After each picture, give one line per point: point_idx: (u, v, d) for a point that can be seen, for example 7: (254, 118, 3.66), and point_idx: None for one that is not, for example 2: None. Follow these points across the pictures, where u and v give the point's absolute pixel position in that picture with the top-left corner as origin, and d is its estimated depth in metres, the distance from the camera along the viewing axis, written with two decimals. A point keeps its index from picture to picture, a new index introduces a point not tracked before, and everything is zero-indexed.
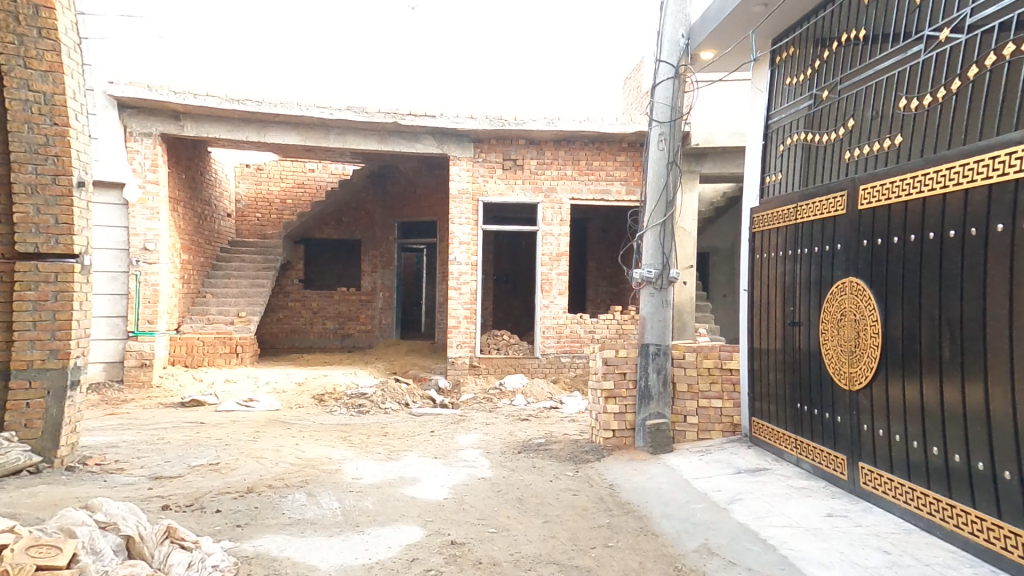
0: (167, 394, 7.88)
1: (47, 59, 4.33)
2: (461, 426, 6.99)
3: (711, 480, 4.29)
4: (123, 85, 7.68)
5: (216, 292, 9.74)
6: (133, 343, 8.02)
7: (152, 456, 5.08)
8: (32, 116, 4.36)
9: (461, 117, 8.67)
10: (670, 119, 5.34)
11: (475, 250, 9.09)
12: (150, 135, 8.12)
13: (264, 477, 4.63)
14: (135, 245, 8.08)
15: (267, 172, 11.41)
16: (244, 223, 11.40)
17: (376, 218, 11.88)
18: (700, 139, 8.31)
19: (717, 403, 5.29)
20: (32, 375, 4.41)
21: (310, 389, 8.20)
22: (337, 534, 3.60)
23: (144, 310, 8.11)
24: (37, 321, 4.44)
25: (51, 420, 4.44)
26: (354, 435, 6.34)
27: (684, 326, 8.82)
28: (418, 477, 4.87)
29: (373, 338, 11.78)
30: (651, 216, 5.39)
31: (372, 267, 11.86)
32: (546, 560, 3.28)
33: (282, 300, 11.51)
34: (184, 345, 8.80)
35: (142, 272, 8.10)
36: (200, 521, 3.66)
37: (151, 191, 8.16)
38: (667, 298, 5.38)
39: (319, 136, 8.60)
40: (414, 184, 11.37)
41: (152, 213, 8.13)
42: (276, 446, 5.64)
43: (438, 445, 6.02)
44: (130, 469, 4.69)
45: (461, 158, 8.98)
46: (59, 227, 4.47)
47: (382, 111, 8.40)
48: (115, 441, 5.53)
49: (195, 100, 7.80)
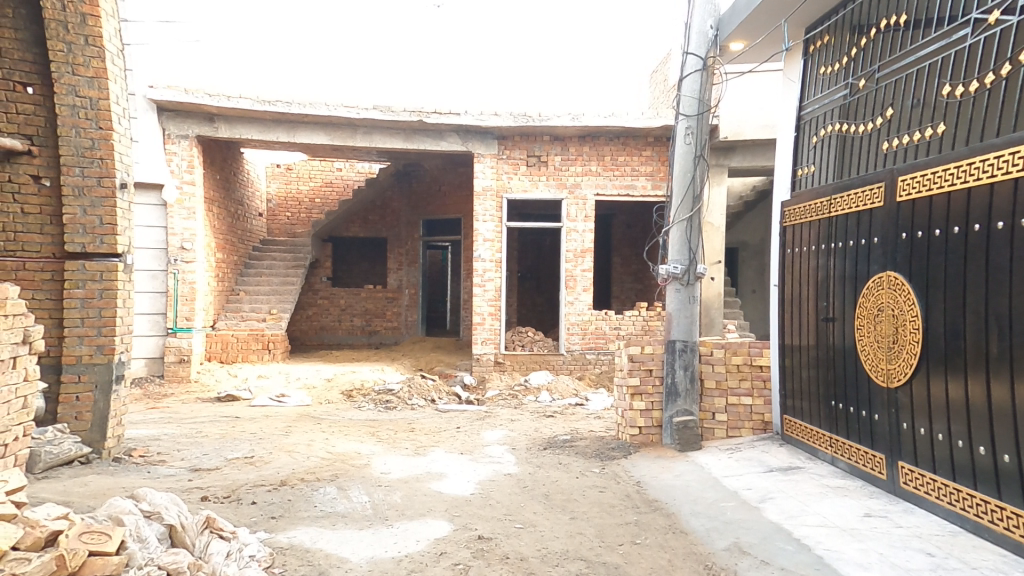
0: (203, 389, 8.11)
1: (93, 66, 4.50)
2: (487, 422, 7.04)
3: (742, 479, 4.22)
4: (162, 89, 7.93)
5: (248, 290, 9.98)
6: (172, 340, 8.28)
7: (190, 449, 5.25)
8: (79, 121, 4.54)
9: (485, 114, 8.69)
10: (698, 113, 5.26)
11: (499, 247, 9.11)
12: (186, 137, 8.35)
13: (296, 471, 4.73)
14: (173, 245, 8.33)
15: (296, 172, 11.63)
16: (275, 222, 11.66)
17: (402, 216, 12.02)
18: (729, 132, 8.13)
19: (747, 400, 5.19)
20: (81, 369, 4.59)
21: (339, 385, 8.35)
22: (368, 527, 3.67)
23: (182, 308, 8.36)
24: (84, 318, 4.62)
25: (99, 413, 4.63)
26: (382, 430, 6.43)
27: (712, 322, 8.70)
28: (445, 472, 4.92)
29: (400, 335, 11.94)
30: (678, 211, 5.33)
31: (397, 264, 12.01)
32: (574, 556, 3.29)
33: (311, 298, 11.71)
34: (220, 342, 9.06)
35: (180, 271, 8.36)
36: (238, 512, 3.77)
37: (187, 192, 8.40)
38: (694, 294, 5.31)
39: (346, 135, 8.72)
40: (438, 182, 11.48)
41: (188, 214, 8.37)
42: (307, 441, 5.76)
43: (465, 441, 6.07)
44: (172, 462, 4.85)
45: (485, 155, 9.00)
46: (104, 227, 4.63)
47: (407, 109, 8.48)
48: (157, 435, 5.73)
49: (228, 102, 7.99)
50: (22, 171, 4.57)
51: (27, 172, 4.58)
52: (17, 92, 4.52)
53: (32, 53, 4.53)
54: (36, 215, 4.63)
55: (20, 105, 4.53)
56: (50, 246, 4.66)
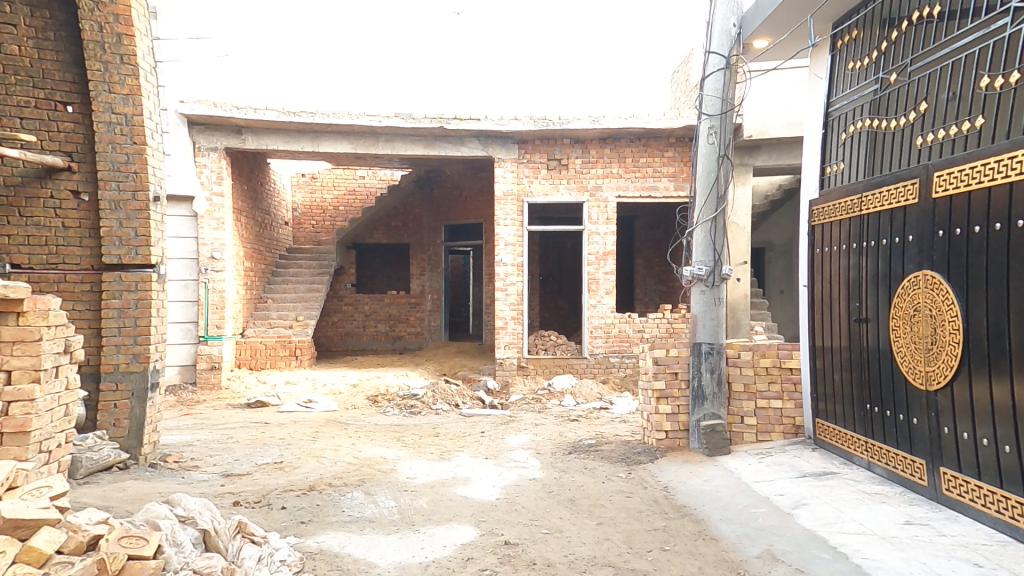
0: (234, 395, 8.27)
1: (128, 83, 4.65)
2: (511, 426, 7.03)
3: (773, 484, 4.12)
4: (192, 103, 8.16)
5: (276, 297, 10.17)
6: (203, 347, 8.48)
7: (222, 454, 5.35)
8: (115, 137, 4.69)
9: (505, 119, 8.70)
10: (721, 112, 5.17)
11: (521, 251, 9.10)
12: (215, 149, 8.56)
13: (324, 476, 4.79)
14: (203, 254, 8.54)
15: (321, 180, 11.82)
16: (300, 230, 11.89)
17: (424, 221, 12.11)
18: (753, 131, 8.01)
19: (776, 403, 5.08)
20: (118, 377, 4.73)
21: (364, 390, 8.45)
22: (394, 532, 3.69)
23: (212, 316, 8.57)
24: (121, 327, 4.76)
25: (136, 420, 4.75)
26: (407, 435, 6.47)
27: (739, 324, 8.56)
28: (470, 477, 4.92)
29: (423, 340, 12.01)
30: (701, 212, 5.26)
31: (420, 269, 12.10)
32: (601, 562, 3.26)
33: (336, 304, 11.88)
34: (249, 348, 9.24)
35: (210, 279, 8.57)
36: (268, 517, 3.83)
37: (216, 203, 8.60)
38: (719, 296, 5.23)
39: (368, 143, 8.84)
40: (459, 187, 11.54)
41: (218, 224, 8.58)
42: (334, 446, 5.83)
43: (490, 446, 6.07)
44: (204, 467, 4.96)
45: (506, 160, 9.03)
46: (138, 239, 4.77)
47: (428, 116, 8.54)
48: (190, 440, 5.86)
49: (255, 114, 8.15)
50: (63, 187, 4.75)
51: (68, 188, 4.76)
52: (58, 112, 4.70)
53: (72, 73, 4.71)
54: (75, 229, 4.79)
55: (60, 123, 4.71)
56: (89, 258, 4.82)
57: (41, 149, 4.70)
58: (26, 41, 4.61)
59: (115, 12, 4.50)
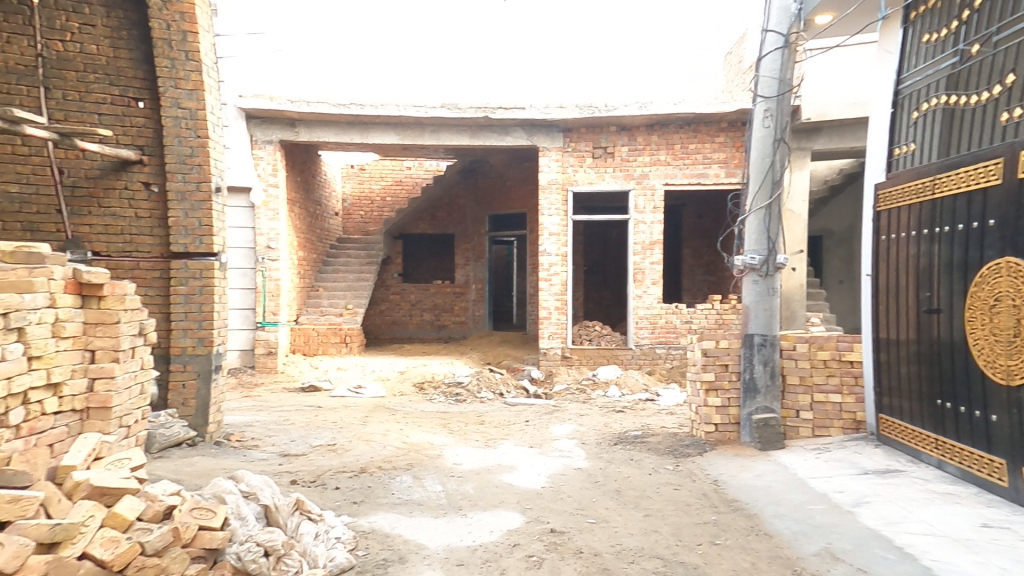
0: (290, 379, 8.63)
1: (192, 79, 4.87)
2: (556, 416, 7.03)
3: (831, 481, 3.96)
4: (249, 98, 8.45)
5: (327, 285, 10.49)
6: (261, 333, 8.85)
7: (280, 435, 5.59)
8: (181, 131, 4.92)
9: (550, 108, 8.60)
10: (778, 93, 4.95)
11: (565, 241, 9.04)
12: (271, 142, 8.86)
13: (374, 459, 4.93)
14: (260, 244, 8.90)
15: (369, 172, 12.09)
16: (350, 221, 12.18)
17: (468, 211, 12.19)
18: (812, 113, 7.68)
19: (835, 398, 4.84)
20: (186, 359, 5.00)
21: (411, 377, 8.64)
22: (442, 516, 3.77)
23: (268, 303, 8.93)
24: (188, 312, 5.02)
25: (201, 400, 5.02)
26: (453, 422, 6.57)
27: (794, 316, 8.26)
28: (515, 465, 4.96)
29: (468, 330, 12.14)
30: (755, 199, 5.06)
31: (464, 259, 12.21)
32: (649, 553, 3.22)
33: (383, 294, 12.15)
34: (302, 335, 9.60)
35: (267, 268, 8.92)
36: (323, 496, 3.98)
37: (272, 194, 8.93)
38: (773, 286, 5.04)
39: (415, 134, 8.96)
40: (503, 177, 11.51)
41: (273, 214, 8.90)
42: (383, 431, 5.99)
43: (535, 434, 6.09)
44: (264, 446, 5.20)
45: (551, 149, 8.95)
46: (202, 229, 5.01)
47: (473, 105, 8.58)
48: (251, 421, 6.15)
49: (308, 107, 8.38)
50: (135, 179, 5.03)
51: (140, 180, 5.04)
52: (130, 108, 4.98)
53: (142, 70, 4.97)
54: (147, 218, 5.07)
55: (133, 119, 4.99)
56: (158, 246, 5.09)
57: (116, 143, 4.99)
58: (103, 40, 4.89)
59: (180, 10, 4.72)
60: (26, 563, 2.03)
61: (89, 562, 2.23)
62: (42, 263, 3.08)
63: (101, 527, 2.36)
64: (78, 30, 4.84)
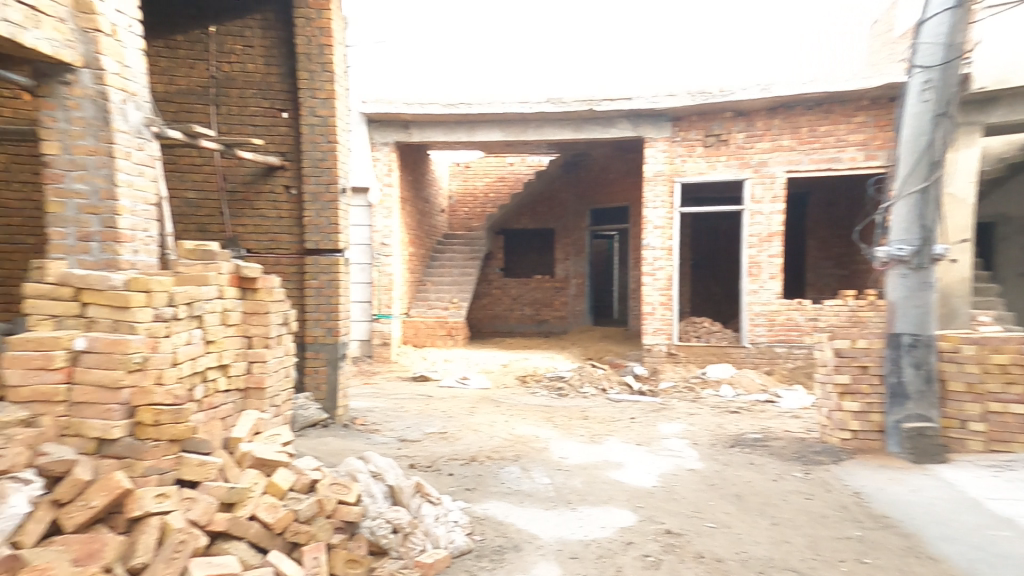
0: (403, 368, 9.12)
1: (327, 88, 5.27)
2: (664, 414, 6.75)
3: (1014, 504, 3.42)
4: (372, 103, 8.98)
5: (434, 280, 10.93)
6: (378, 325, 9.38)
7: (396, 421, 5.90)
8: (315, 137, 5.32)
9: (659, 96, 8.26)
10: (944, 61, 4.33)
11: (671, 235, 8.64)
12: (387, 144, 9.40)
13: (483, 449, 5.03)
14: (376, 240, 9.45)
15: (474, 169, 12.48)
16: (455, 217, 12.59)
17: (568, 206, 12.12)
18: (989, 81, 6.79)
19: (1016, 409, 4.18)
20: (319, 347, 5.43)
21: (514, 370, 8.76)
22: (553, 508, 3.74)
23: (382, 297, 9.47)
24: (319, 305, 5.44)
25: (332, 385, 5.42)
26: (557, 416, 6.56)
27: (955, 313, 7.25)
28: (623, 462, 4.83)
29: (567, 324, 12.08)
30: (905, 183, 4.50)
31: (564, 255, 12.17)
32: (780, 565, 2.98)
33: (485, 288, 12.46)
34: (412, 327, 10.10)
35: (381, 263, 9.48)
36: (438, 481, 4.12)
37: (387, 193, 9.45)
38: (927, 280, 4.44)
39: (518, 130, 9.03)
40: (606, 170, 11.25)
41: (388, 212, 9.43)
42: (489, 421, 6.12)
43: (642, 432, 5.90)
44: (384, 430, 5.51)
45: (658, 139, 8.63)
46: (331, 227, 5.40)
47: (578, 99, 8.47)
48: (372, 406, 6.56)
49: (421, 108, 8.74)
50: (279, 184, 5.51)
51: (282, 184, 5.51)
52: (276, 118, 5.47)
53: (286, 84, 5.45)
54: (287, 218, 5.53)
55: (278, 128, 5.47)
56: (295, 244, 5.54)
57: (267, 151, 5.48)
58: (258, 59, 5.45)
59: (320, 26, 5.20)
60: (213, 518, 2.55)
61: (258, 522, 2.62)
62: (214, 260, 3.54)
63: (264, 492, 2.74)
64: (240, 52, 5.45)
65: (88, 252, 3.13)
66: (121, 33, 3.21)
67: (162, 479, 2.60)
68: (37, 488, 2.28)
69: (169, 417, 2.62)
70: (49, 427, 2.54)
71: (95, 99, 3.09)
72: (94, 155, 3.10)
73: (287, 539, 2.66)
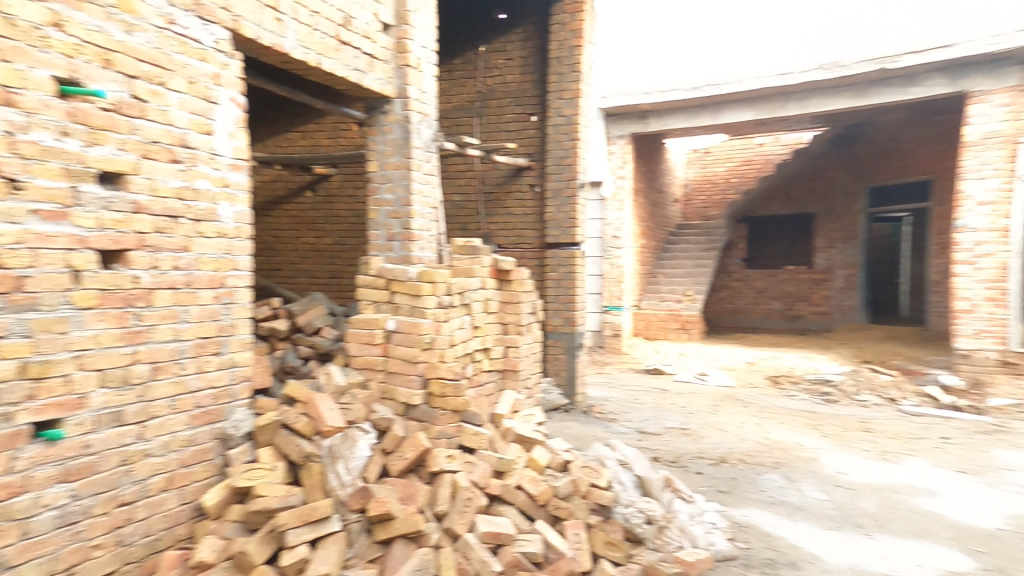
0: (634, 360, 9.08)
1: (573, 88, 5.66)
2: (999, 439, 5.32)
3: None
4: (611, 96, 9.10)
5: (666, 272, 10.63)
6: (609, 316, 9.53)
7: (634, 412, 5.91)
8: (560, 136, 5.74)
9: (1000, 36, 6.54)
10: None
11: (1006, 211, 6.79)
12: (623, 136, 9.47)
13: (734, 451, 4.68)
14: (608, 233, 9.60)
15: (714, 154, 11.67)
16: (689, 207, 11.75)
17: (837, 186, 10.51)
18: None
19: None
20: (557, 335, 5.76)
21: (762, 369, 7.99)
22: (838, 530, 3.33)
23: (613, 289, 9.60)
24: (558, 296, 5.76)
25: (570, 373, 5.71)
26: (824, 425, 5.74)
27: None
28: (934, 490, 3.97)
29: (832, 322, 10.53)
30: None
31: (828, 242, 10.64)
32: None
33: (724, 281, 11.62)
34: (643, 320, 10.00)
35: (612, 255, 9.61)
36: (687, 478, 4.00)
37: (620, 186, 9.51)
38: None
39: (776, 106, 8.28)
40: (898, 139, 9.48)
41: (620, 205, 9.52)
42: (738, 422, 5.68)
43: (965, 457, 4.75)
44: (622, 420, 5.57)
45: (996, 91, 6.87)
46: (571, 222, 5.69)
47: (866, 58, 7.29)
48: (607, 396, 6.70)
49: (662, 97, 8.65)
50: (524, 183, 5.98)
51: (527, 183, 5.97)
52: (526, 122, 5.97)
53: (536, 90, 5.96)
54: (531, 215, 5.97)
55: (527, 132, 5.96)
56: (536, 238, 5.95)
57: (516, 154, 5.99)
58: (513, 72, 6.02)
59: (572, 28, 5.65)
60: (490, 482, 3.09)
61: (524, 493, 3.07)
62: (476, 253, 4.11)
63: (527, 466, 3.20)
64: (501, 65, 6.06)
65: (393, 249, 4.16)
66: (423, 64, 4.26)
67: (450, 443, 3.35)
68: (373, 438, 3.20)
69: (450, 390, 3.35)
70: (376, 389, 3.50)
71: (402, 123, 4.13)
72: (400, 169, 4.13)
73: (549, 512, 3.03)
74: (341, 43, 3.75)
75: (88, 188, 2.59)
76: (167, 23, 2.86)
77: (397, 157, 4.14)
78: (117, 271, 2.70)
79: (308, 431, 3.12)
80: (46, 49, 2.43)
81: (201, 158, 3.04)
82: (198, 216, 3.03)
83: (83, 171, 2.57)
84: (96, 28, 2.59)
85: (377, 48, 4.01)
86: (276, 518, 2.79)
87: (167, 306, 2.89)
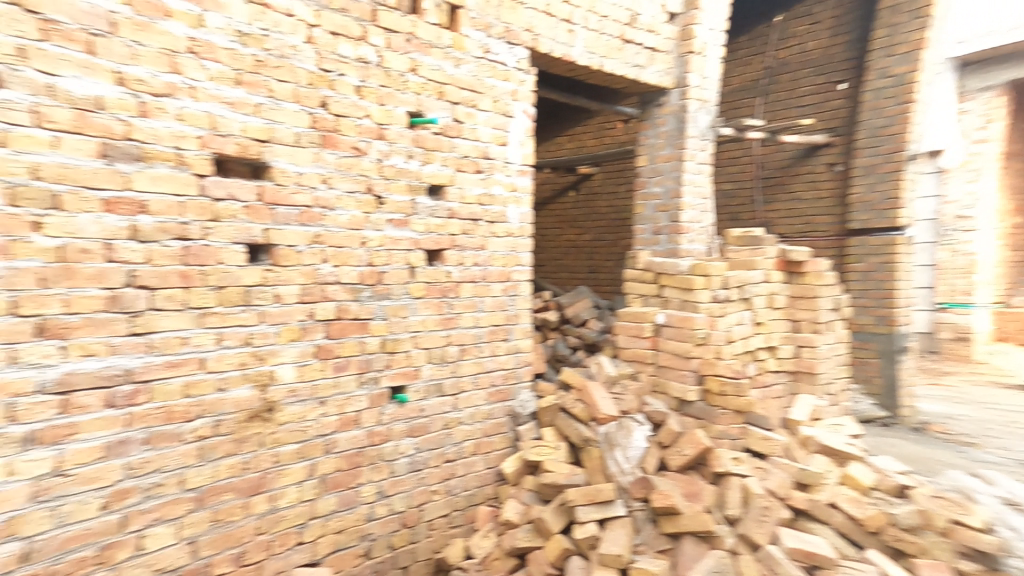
0: (1000, 372, 8.00)
1: None
2: None
3: None
4: (973, 41, 7.83)
5: None
6: (950, 316, 8.49)
7: (1004, 438, 6.02)
8: None
9: None
10: None
11: None
12: (993, 87, 8.12)
13: None
14: (948, 213, 8.34)
15: None
16: None
17: None
18: None
19: None
20: None
21: None
22: None
23: (958, 283, 8.47)
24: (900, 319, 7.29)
25: None
26: None
27: None
28: None
29: None
30: None
31: None
32: None
33: None
34: (1016, 320, 8.71)
35: (954, 241, 8.39)
36: None
37: (977, 152, 8.27)
38: None
39: None
40: None
41: (972, 175, 8.29)
42: None
43: None
44: (985, 446, 5.88)
45: None
46: None
47: None
48: (950, 411, 6.98)
49: None
50: None
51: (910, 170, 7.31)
52: (829, 90, 8.39)
53: (848, 60, 8.23)
54: None
55: (835, 100, 8.33)
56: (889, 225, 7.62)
57: (816, 127, 8.52)
58: (815, 48, 8.61)
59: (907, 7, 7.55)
60: (793, 495, 4.32)
61: (841, 514, 4.17)
62: (756, 243, 5.50)
63: (839, 484, 4.39)
64: (801, 33, 8.76)
65: (659, 240, 6.17)
66: (707, 46, 6.13)
67: (734, 441, 4.75)
68: (645, 430, 4.88)
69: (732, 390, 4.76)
70: (647, 384, 5.29)
71: (676, 111, 6.09)
72: (671, 158, 6.07)
73: (882, 539, 4.03)
74: (623, 42, 5.79)
75: (420, 199, 4.81)
76: (483, 53, 5.05)
77: (677, 141, 6.07)
78: (437, 267, 4.94)
79: (584, 416, 5.02)
80: (407, 91, 4.63)
81: (495, 169, 5.32)
82: (491, 218, 5.30)
83: (418, 184, 4.78)
84: (437, 68, 4.79)
85: (660, 40, 6.02)
86: (564, 493, 4.60)
87: (468, 296, 5.16)
